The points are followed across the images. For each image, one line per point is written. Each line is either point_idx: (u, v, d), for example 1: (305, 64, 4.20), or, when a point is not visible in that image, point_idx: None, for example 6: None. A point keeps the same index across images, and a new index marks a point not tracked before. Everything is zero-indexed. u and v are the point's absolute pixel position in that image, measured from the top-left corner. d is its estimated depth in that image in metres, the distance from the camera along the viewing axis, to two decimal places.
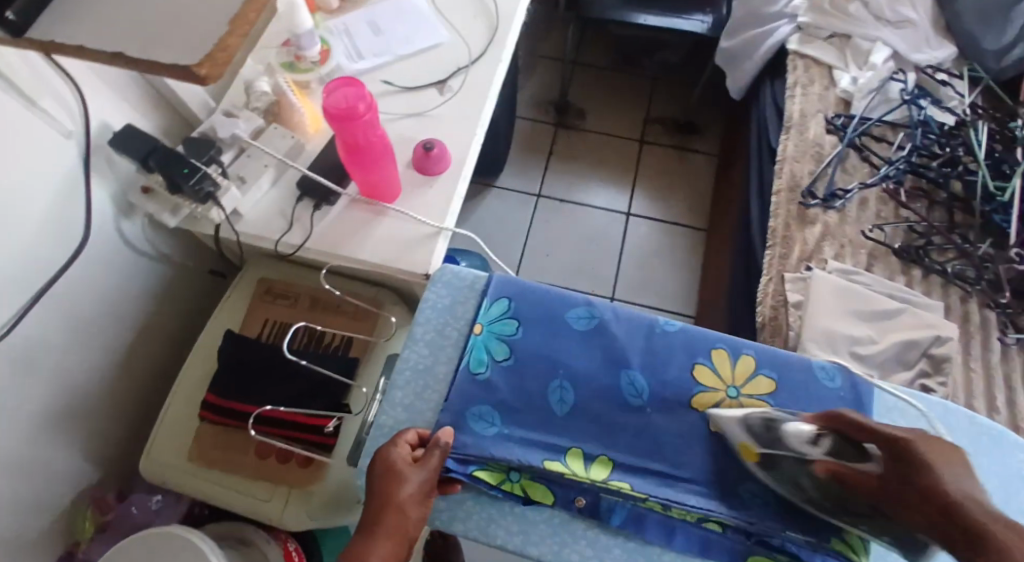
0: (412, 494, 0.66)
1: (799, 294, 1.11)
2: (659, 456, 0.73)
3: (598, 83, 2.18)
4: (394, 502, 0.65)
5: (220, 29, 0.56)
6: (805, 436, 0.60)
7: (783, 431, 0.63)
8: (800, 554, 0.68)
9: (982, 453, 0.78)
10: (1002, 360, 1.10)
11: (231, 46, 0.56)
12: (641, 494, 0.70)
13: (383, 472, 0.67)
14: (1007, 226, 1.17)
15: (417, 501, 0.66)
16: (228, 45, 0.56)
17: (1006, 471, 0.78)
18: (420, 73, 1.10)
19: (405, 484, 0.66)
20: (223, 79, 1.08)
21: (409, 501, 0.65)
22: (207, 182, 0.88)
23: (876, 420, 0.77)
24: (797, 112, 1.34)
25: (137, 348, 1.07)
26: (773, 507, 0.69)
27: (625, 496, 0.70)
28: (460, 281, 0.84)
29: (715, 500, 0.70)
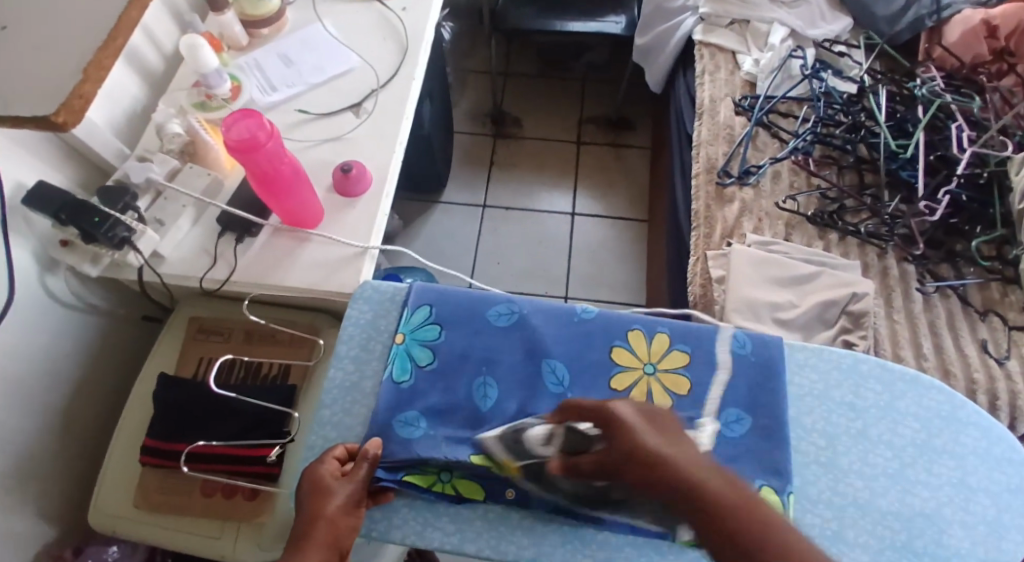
0: (341, 506, 0.69)
1: (722, 269, 1.16)
2: None
3: (530, 91, 2.22)
4: (324, 514, 0.68)
5: (74, 82, 0.71)
6: (539, 438, 0.70)
7: (524, 436, 0.71)
8: None
9: (899, 397, 0.81)
10: (925, 308, 1.15)
11: (84, 93, 0.72)
12: None
13: (311, 488, 0.69)
14: (913, 180, 1.23)
15: (346, 512, 0.69)
16: (81, 93, 0.72)
17: (924, 412, 0.81)
18: (333, 99, 1.12)
19: (332, 498, 0.69)
20: (137, 126, 1.09)
21: (337, 513, 0.68)
22: (120, 228, 0.89)
23: (787, 379, 0.81)
24: (707, 98, 1.40)
25: (78, 402, 1.06)
26: None
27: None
28: (381, 295, 0.86)
29: None
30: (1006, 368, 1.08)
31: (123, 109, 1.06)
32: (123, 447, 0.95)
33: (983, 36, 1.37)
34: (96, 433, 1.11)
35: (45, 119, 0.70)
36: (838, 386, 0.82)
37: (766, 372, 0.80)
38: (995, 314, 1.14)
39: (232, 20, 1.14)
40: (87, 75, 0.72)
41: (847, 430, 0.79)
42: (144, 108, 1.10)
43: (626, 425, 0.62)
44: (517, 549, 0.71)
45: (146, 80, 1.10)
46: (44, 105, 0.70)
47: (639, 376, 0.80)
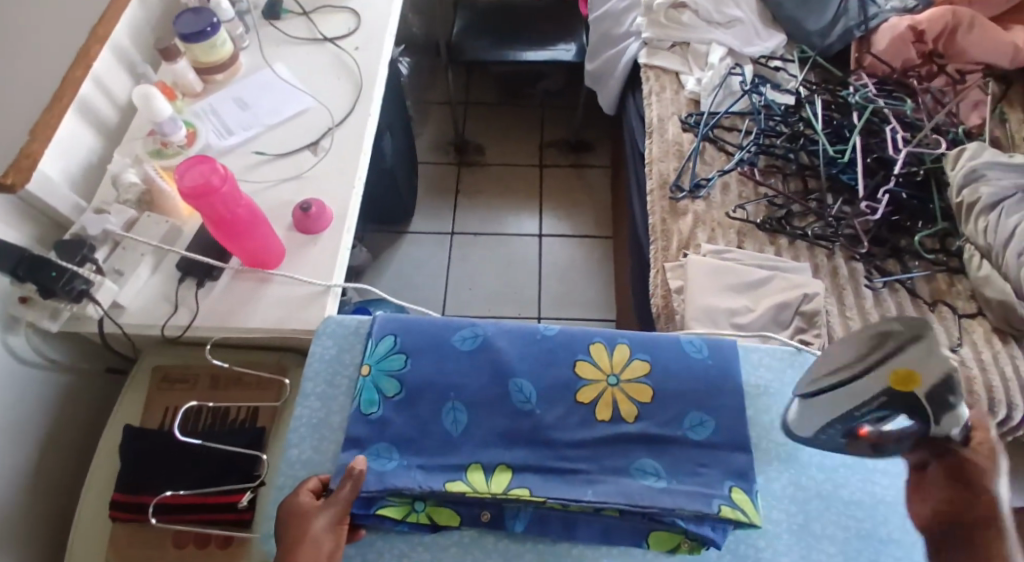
0: (325, 524, 0.70)
1: (680, 280, 1.20)
2: (554, 454, 0.77)
3: (489, 120, 2.27)
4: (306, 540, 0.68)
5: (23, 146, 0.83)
6: None
7: None
8: (689, 528, 0.73)
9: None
10: (877, 303, 1.20)
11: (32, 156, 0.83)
12: (539, 497, 0.73)
13: (291, 515, 0.70)
14: (855, 183, 1.29)
15: (327, 534, 0.70)
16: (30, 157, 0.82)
17: None
18: (291, 140, 1.14)
19: (314, 519, 0.70)
20: (94, 179, 1.10)
21: (322, 532, 0.69)
22: (77, 281, 0.90)
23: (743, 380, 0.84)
24: (655, 117, 1.46)
25: (45, 461, 1.05)
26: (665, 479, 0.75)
27: (526, 502, 0.73)
28: (344, 329, 0.88)
29: (609, 489, 0.74)
30: (958, 354, 1.12)
31: (78, 163, 1.07)
32: (92, 503, 0.94)
33: (910, 40, 1.44)
34: (65, 491, 1.09)
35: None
36: (793, 384, 0.84)
37: (723, 375, 0.83)
38: (944, 304, 1.19)
39: (185, 69, 1.16)
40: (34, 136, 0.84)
41: None
42: (100, 160, 1.11)
43: None
44: None
45: (101, 133, 1.11)
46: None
47: (601, 389, 0.81)
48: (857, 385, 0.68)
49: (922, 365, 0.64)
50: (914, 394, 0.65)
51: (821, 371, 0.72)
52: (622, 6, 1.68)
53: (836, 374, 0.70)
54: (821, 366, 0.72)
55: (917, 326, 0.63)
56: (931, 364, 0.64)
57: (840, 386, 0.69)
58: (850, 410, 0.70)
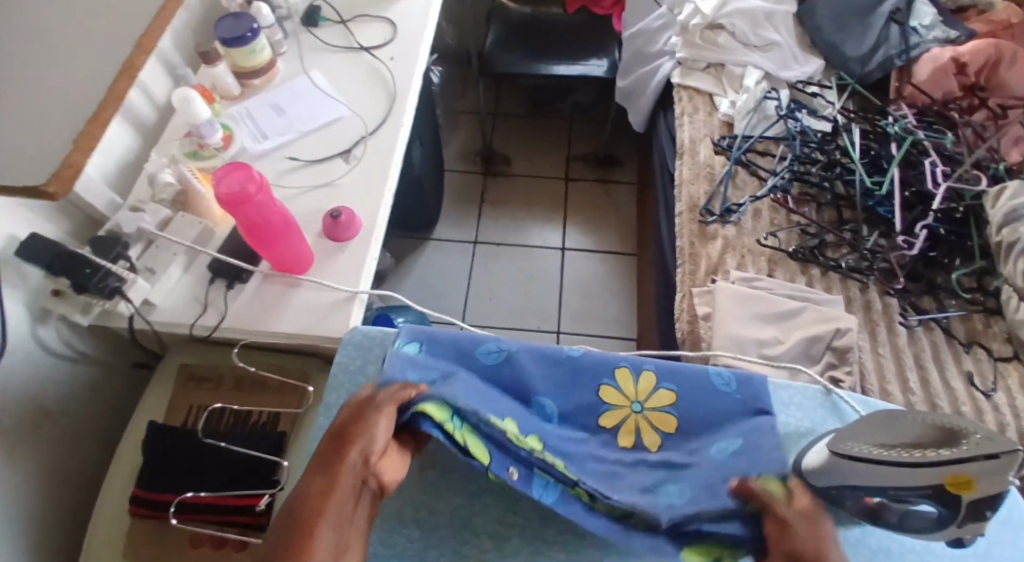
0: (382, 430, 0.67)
1: (707, 306, 1.19)
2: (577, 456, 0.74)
3: (517, 131, 2.27)
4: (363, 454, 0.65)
5: (66, 149, 0.73)
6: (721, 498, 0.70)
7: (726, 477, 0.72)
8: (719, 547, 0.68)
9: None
10: (910, 341, 1.17)
11: (75, 162, 0.73)
12: (573, 476, 0.69)
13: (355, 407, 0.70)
14: (891, 217, 1.27)
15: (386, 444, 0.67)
16: (73, 162, 0.73)
17: None
18: (325, 146, 1.15)
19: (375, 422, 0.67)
20: (129, 177, 1.11)
21: (377, 430, 0.67)
22: (111, 278, 0.91)
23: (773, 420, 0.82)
24: (687, 139, 1.45)
25: (68, 453, 1.06)
26: (690, 493, 0.73)
27: (556, 475, 0.69)
28: (370, 341, 0.87)
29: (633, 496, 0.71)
30: (993, 399, 1.09)
31: (116, 160, 1.08)
32: (112, 497, 0.95)
33: (953, 72, 1.42)
34: (89, 482, 1.11)
35: (36, 188, 0.70)
36: (824, 424, 0.83)
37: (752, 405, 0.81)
38: (979, 346, 1.16)
39: (223, 72, 1.17)
40: (79, 145, 0.73)
41: None
42: (136, 158, 1.13)
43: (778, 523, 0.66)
44: None
45: (138, 132, 1.12)
46: (37, 173, 0.71)
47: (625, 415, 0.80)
48: (906, 468, 0.67)
49: (985, 480, 0.64)
50: (959, 498, 0.66)
51: (872, 442, 0.71)
52: (657, 25, 1.67)
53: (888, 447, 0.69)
54: (875, 439, 0.71)
55: (1006, 450, 0.63)
56: (994, 480, 0.64)
57: (888, 460, 0.68)
58: (877, 484, 0.69)
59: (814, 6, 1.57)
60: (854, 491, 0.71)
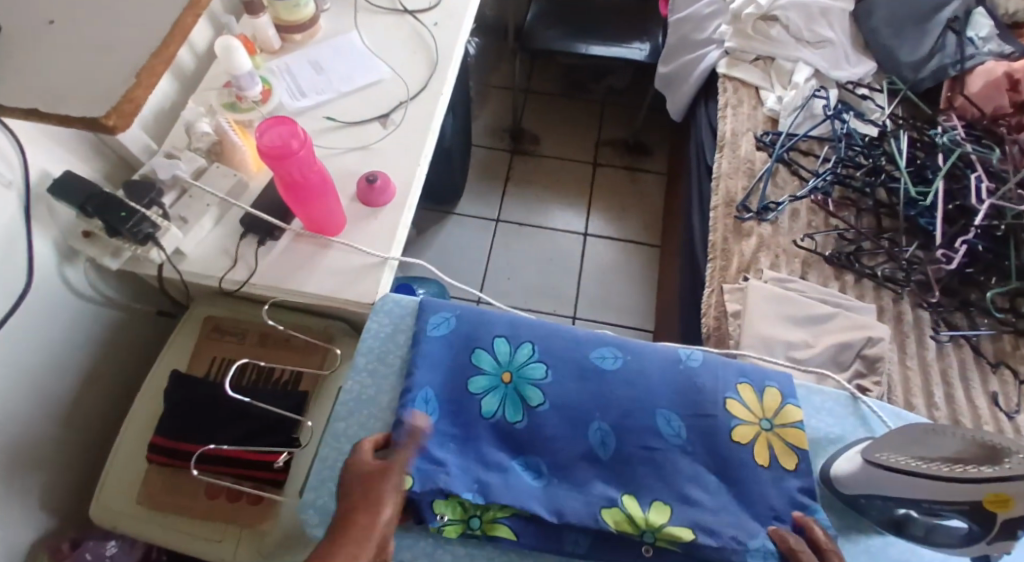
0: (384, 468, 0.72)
1: (737, 304, 1.16)
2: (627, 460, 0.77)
3: (550, 110, 2.23)
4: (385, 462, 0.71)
5: (127, 84, 0.62)
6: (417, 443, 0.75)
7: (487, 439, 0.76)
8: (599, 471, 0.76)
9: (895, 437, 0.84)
10: (938, 356, 1.15)
11: (136, 97, 0.63)
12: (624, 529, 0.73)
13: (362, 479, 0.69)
14: (931, 228, 1.24)
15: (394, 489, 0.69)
16: (134, 97, 0.63)
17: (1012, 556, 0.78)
18: (362, 109, 1.12)
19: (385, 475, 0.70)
20: (167, 122, 1.10)
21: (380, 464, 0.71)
22: (145, 224, 0.89)
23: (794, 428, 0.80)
24: (729, 132, 1.42)
25: (88, 394, 1.06)
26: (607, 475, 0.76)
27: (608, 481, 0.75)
28: (401, 309, 0.89)
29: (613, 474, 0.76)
30: (1016, 421, 1.08)
31: (154, 106, 1.07)
32: (131, 439, 0.95)
33: (1006, 88, 1.36)
34: (105, 424, 1.12)
35: (94, 122, 0.61)
36: (854, 433, 0.83)
37: (773, 401, 0.83)
38: (1007, 366, 1.14)
39: (266, 23, 1.15)
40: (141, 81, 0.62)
41: None
42: (174, 103, 1.11)
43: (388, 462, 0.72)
44: None
45: (178, 77, 1.11)
46: (94, 105, 0.61)
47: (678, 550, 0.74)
48: (952, 483, 0.66)
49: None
50: (995, 517, 0.65)
51: (914, 454, 0.71)
52: (705, 12, 1.63)
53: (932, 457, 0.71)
54: (915, 451, 0.71)
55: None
56: None
57: (923, 473, 0.68)
58: (911, 493, 0.70)
59: (871, 7, 1.54)
60: (882, 501, 0.73)
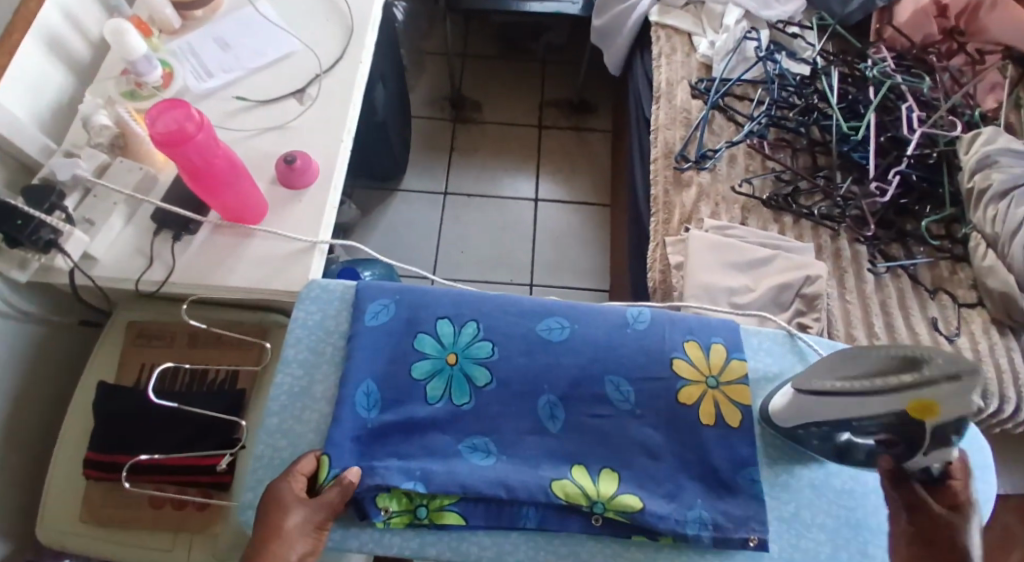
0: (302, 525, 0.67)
1: (680, 256, 1.16)
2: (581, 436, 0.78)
3: (488, 74, 2.18)
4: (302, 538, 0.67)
5: None
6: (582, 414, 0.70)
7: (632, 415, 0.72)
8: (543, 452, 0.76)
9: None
10: (878, 288, 1.17)
11: None
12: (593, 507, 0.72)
13: (269, 504, 0.68)
14: (865, 162, 1.24)
15: (304, 533, 0.67)
16: None
17: None
18: (276, 86, 1.07)
19: (292, 515, 0.67)
20: (64, 120, 1.03)
21: (295, 532, 0.67)
22: (45, 230, 0.84)
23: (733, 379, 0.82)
24: (664, 80, 1.39)
25: (15, 415, 1.01)
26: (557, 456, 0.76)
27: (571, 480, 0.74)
28: (329, 294, 0.85)
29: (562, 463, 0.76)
30: (955, 344, 1.10)
31: (47, 101, 1.00)
32: (64, 457, 0.91)
33: (932, 14, 1.38)
34: (42, 442, 1.07)
35: None
36: (791, 369, 0.84)
37: (718, 359, 0.83)
38: (945, 292, 1.16)
39: (162, 3, 1.08)
40: None
41: None
42: (71, 99, 1.05)
43: (284, 504, 0.68)
44: (479, 549, 0.72)
45: (72, 69, 1.04)
46: None
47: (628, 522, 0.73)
48: (877, 397, 0.64)
49: (948, 404, 0.60)
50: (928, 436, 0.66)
51: (835, 376, 0.70)
52: None
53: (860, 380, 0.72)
54: (840, 372, 0.70)
55: (968, 369, 0.58)
56: (959, 404, 0.60)
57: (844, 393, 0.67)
58: (842, 416, 0.70)
59: None
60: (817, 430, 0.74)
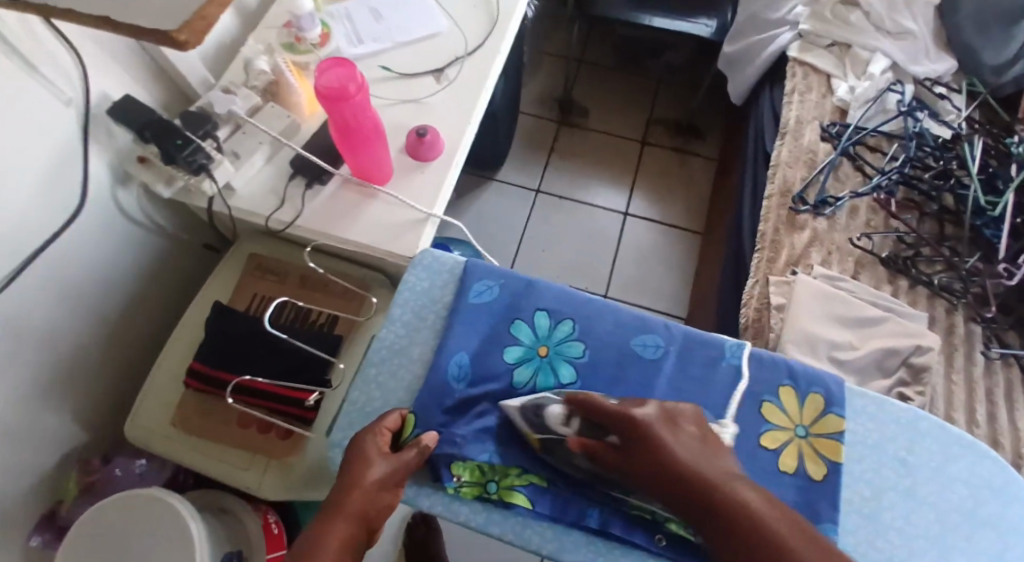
0: (381, 478, 0.68)
1: (783, 298, 1.13)
2: None
3: (602, 82, 2.18)
4: (380, 487, 0.67)
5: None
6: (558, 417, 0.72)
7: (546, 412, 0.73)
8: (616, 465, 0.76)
9: (929, 453, 0.79)
10: (985, 373, 1.11)
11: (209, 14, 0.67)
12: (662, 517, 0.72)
13: (355, 453, 0.70)
14: (996, 240, 1.16)
15: (383, 486, 0.68)
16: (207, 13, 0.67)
17: None
18: (421, 58, 1.10)
19: (373, 468, 0.68)
20: (222, 57, 1.09)
21: (375, 483, 0.67)
22: (200, 154, 0.89)
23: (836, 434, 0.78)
24: (793, 118, 1.36)
25: (130, 318, 1.08)
26: None
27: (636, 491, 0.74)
28: (439, 266, 0.87)
29: None
30: None
31: (213, 37, 1.07)
32: (169, 366, 0.97)
33: None
34: (146, 348, 1.14)
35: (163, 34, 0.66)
36: (890, 439, 0.80)
37: (811, 410, 0.79)
38: None
39: None
40: None
41: (892, 482, 0.78)
42: (234, 39, 1.11)
43: (366, 455, 0.69)
44: (540, 539, 0.73)
45: (240, 12, 1.11)
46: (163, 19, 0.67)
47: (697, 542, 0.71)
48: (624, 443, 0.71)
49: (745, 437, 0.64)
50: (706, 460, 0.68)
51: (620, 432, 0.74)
52: None
53: (551, 425, 0.72)
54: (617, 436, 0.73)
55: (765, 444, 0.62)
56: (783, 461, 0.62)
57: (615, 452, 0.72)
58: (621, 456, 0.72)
59: None
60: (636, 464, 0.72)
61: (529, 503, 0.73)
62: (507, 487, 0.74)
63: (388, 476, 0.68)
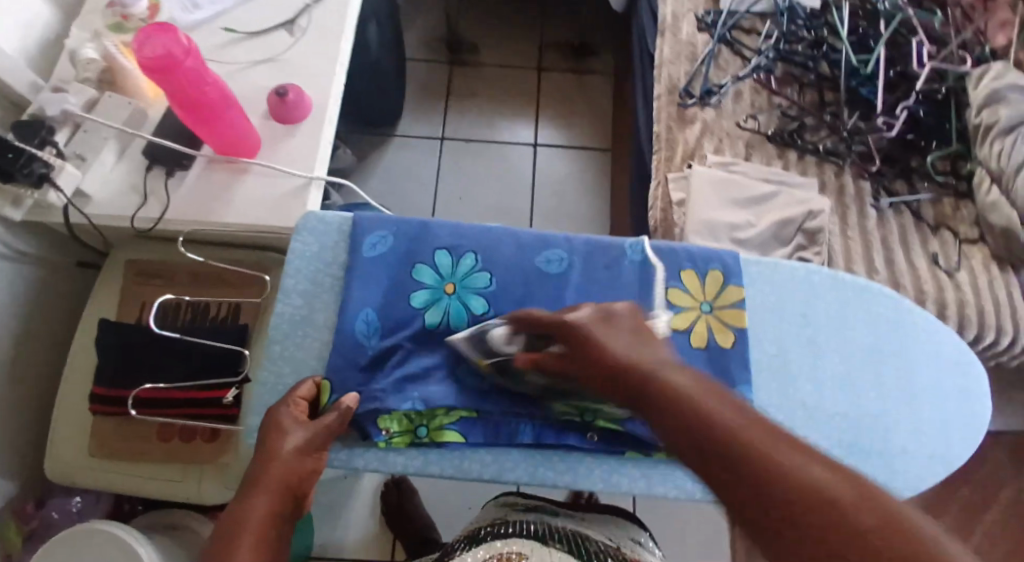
0: (301, 445, 0.66)
1: (682, 193, 1.14)
2: None
3: (485, 14, 2.11)
4: (300, 452, 0.66)
5: None
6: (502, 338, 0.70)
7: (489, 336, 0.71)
8: None
9: (826, 305, 0.83)
10: (879, 224, 1.16)
11: None
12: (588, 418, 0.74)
13: (269, 426, 0.68)
14: (873, 97, 1.22)
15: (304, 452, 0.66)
16: None
17: (938, 388, 0.82)
18: (266, 16, 1.04)
19: (291, 436, 0.67)
20: (50, 56, 1.00)
21: (293, 450, 0.66)
22: (37, 163, 0.83)
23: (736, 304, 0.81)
24: (670, 14, 1.34)
25: (22, 353, 1.02)
26: None
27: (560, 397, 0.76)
28: (326, 226, 0.84)
29: None
30: (954, 279, 1.10)
31: (31, 36, 0.97)
32: (71, 396, 0.92)
33: None
34: (50, 380, 1.08)
35: None
36: (791, 297, 0.83)
37: (713, 286, 0.81)
38: (946, 228, 1.15)
39: None
40: None
41: (798, 340, 0.81)
42: (58, 33, 1.02)
43: (281, 425, 0.67)
44: (480, 465, 0.74)
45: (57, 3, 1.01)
46: None
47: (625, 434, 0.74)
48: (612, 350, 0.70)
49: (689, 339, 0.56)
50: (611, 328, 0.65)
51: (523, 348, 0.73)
52: None
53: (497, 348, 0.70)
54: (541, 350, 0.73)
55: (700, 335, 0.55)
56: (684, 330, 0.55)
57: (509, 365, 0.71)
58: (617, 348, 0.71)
59: None
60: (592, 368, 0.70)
61: (461, 437, 0.74)
62: (436, 428, 0.74)
63: (308, 442, 0.67)
